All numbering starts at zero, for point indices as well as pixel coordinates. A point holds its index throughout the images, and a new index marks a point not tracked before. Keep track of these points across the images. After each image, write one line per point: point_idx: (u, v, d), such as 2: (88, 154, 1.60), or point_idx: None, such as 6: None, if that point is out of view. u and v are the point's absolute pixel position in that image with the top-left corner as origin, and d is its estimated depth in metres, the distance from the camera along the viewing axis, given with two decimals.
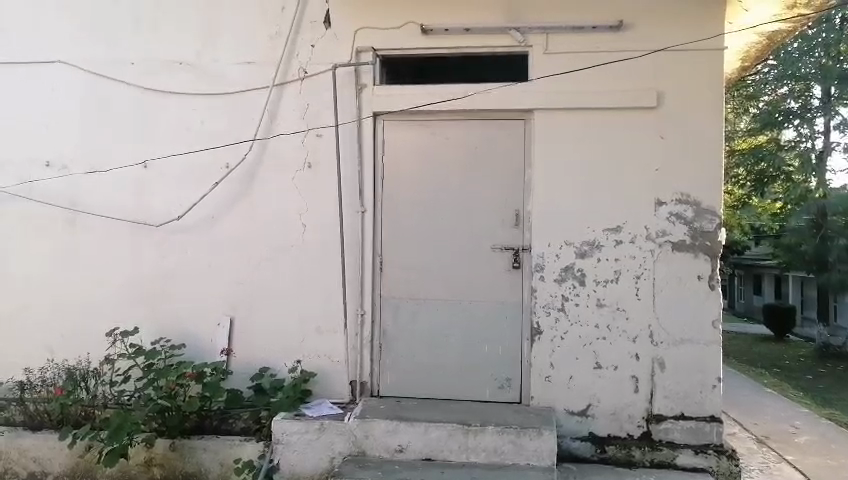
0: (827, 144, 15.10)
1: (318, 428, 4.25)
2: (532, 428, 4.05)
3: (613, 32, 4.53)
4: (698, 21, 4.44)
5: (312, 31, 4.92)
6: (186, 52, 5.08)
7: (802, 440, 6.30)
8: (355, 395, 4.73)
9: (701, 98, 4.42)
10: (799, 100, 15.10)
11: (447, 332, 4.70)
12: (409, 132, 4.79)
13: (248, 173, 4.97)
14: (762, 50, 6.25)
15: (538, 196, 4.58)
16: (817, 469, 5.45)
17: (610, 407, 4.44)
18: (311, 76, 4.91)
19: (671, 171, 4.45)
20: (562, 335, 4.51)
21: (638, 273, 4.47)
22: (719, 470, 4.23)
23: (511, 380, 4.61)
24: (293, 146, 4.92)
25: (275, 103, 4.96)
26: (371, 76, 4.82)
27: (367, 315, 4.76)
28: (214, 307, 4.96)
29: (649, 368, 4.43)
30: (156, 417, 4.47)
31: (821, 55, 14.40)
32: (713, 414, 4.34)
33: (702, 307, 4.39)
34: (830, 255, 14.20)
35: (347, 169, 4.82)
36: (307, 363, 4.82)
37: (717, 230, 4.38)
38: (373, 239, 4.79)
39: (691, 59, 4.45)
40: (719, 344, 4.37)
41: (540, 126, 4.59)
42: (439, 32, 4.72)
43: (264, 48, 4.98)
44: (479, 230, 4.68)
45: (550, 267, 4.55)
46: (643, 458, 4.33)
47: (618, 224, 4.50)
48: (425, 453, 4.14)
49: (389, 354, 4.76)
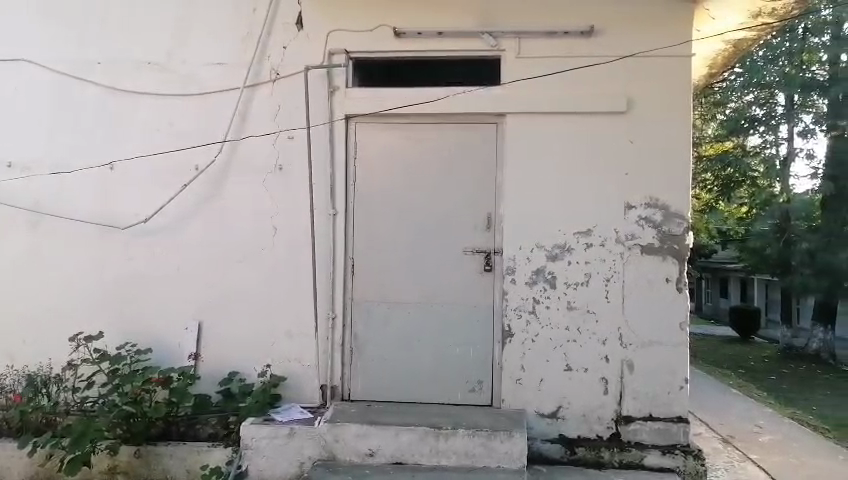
0: (791, 150, 15.50)
1: (287, 433, 4.20)
2: (503, 431, 4.05)
3: (585, 37, 4.58)
4: (668, 27, 4.52)
5: (284, 32, 4.88)
6: (155, 52, 5.00)
7: (766, 439, 6.44)
8: (326, 399, 4.69)
9: (669, 103, 4.49)
10: (764, 106, 15.56)
11: (418, 335, 4.68)
12: (381, 134, 4.77)
13: (217, 175, 4.90)
14: (729, 58, 6.39)
15: (510, 199, 4.60)
16: (781, 468, 5.59)
17: (580, 409, 4.47)
18: (283, 77, 4.86)
19: (641, 175, 4.51)
20: (533, 337, 4.53)
21: (608, 276, 4.52)
22: (686, 469, 4.29)
23: (482, 383, 4.62)
24: (264, 148, 4.87)
25: (246, 105, 4.90)
26: (343, 78, 4.79)
27: (338, 319, 4.72)
28: (183, 311, 4.87)
29: (618, 370, 4.47)
30: (120, 423, 4.34)
31: (785, 63, 14.93)
32: (680, 415, 4.39)
33: (669, 309, 4.45)
34: (794, 259, 14.57)
35: (319, 172, 4.79)
36: (277, 368, 4.76)
37: (685, 234, 4.45)
38: (344, 243, 4.76)
39: (661, 65, 4.52)
40: (687, 346, 4.43)
41: (512, 130, 4.61)
42: (411, 35, 4.72)
43: (236, 49, 4.92)
44: (451, 233, 4.68)
45: (521, 270, 4.57)
46: (612, 459, 4.37)
47: (588, 227, 4.55)
48: (395, 457, 4.11)
49: (360, 358, 4.72)
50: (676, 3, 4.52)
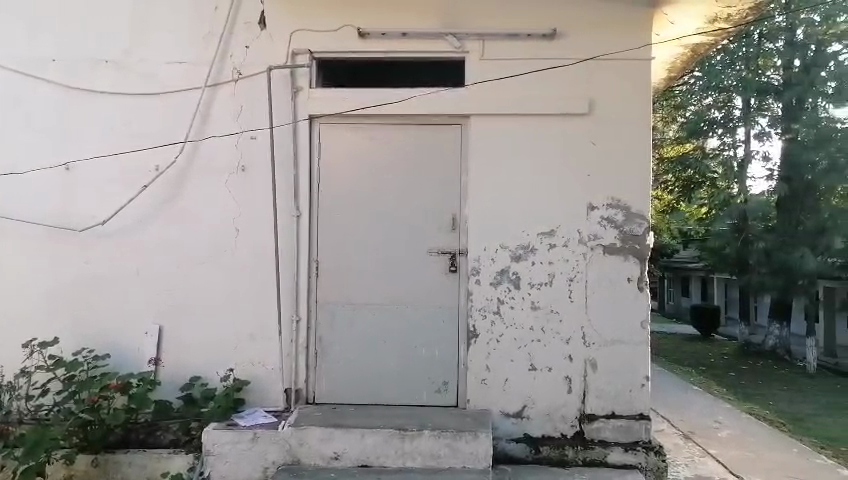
0: (749, 152, 15.93)
1: (251, 437, 4.14)
2: (468, 431, 4.06)
3: (548, 40, 4.63)
4: (628, 31, 4.60)
5: (247, 31, 4.82)
6: (114, 50, 4.88)
7: (725, 435, 6.61)
8: (290, 402, 4.63)
9: (630, 106, 4.57)
10: (723, 110, 15.88)
11: (384, 337, 4.66)
12: (345, 134, 4.74)
13: (177, 176, 4.81)
14: (686, 62, 6.55)
15: (474, 200, 4.62)
16: (739, 462, 5.74)
17: (545, 408, 4.51)
18: (245, 77, 4.80)
19: (603, 177, 4.58)
20: (498, 337, 4.56)
21: (571, 276, 4.57)
22: (648, 465, 4.39)
23: (448, 384, 4.62)
24: (226, 149, 4.79)
25: (207, 105, 4.82)
26: (307, 79, 4.75)
27: (302, 321, 4.68)
28: (142, 315, 4.76)
29: (581, 369, 4.52)
30: (77, 431, 4.26)
31: (742, 68, 15.55)
32: (642, 412, 4.47)
33: (631, 308, 4.52)
34: (751, 258, 14.99)
35: (282, 172, 4.74)
36: (240, 371, 4.69)
37: (645, 234, 4.54)
38: (308, 244, 4.72)
39: (620, 68, 4.59)
40: (648, 344, 4.50)
41: (476, 131, 4.63)
42: (375, 36, 4.71)
43: (197, 48, 4.84)
44: (416, 234, 4.67)
45: (486, 270, 4.59)
46: (576, 457, 4.43)
47: (552, 228, 4.60)
48: (361, 460, 4.09)
49: (325, 360, 4.68)
50: (636, 7, 4.60)
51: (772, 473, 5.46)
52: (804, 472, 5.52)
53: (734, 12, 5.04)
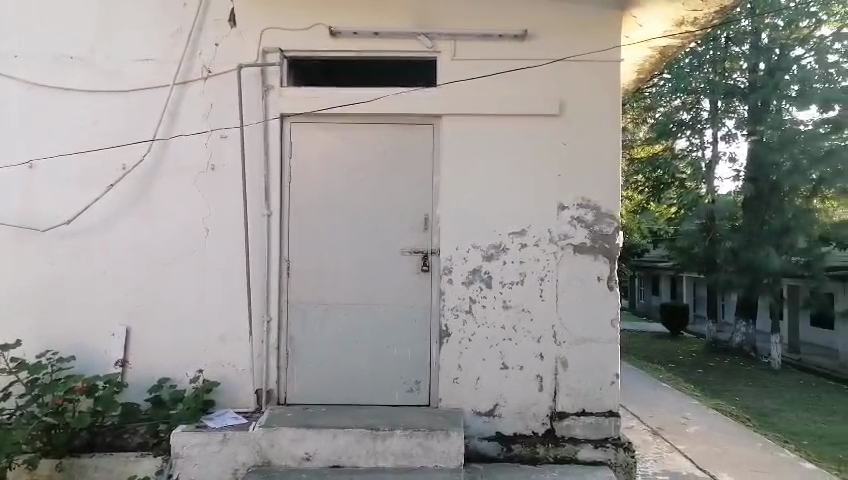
0: (716, 153, 16.26)
1: (221, 439, 4.10)
2: (440, 430, 4.07)
3: (519, 41, 4.67)
4: (598, 33, 4.65)
5: (216, 29, 4.76)
6: (79, 47, 4.79)
7: (692, 430, 6.75)
8: (261, 403, 4.60)
9: (600, 106, 4.62)
10: (690, 111, 16.33)
11: (356, 337, 4.65)
12: (316, 133, 4.71)
13: (144, 175, 4.73)
14: (655, 64, 6.65)
15: (446, 200, 4.63)
16: (706, 457, 5.86)
17: (516, 406, 4.55)
18: (215, 75, 4.74)
19: (573, 177, 4.63)
20: (469, 336, 4.58)
21: (542, 275, 4.61)
22: (617, 462, 4.44)
23: (420, 383, 4.63)
24: (195, 148, 4.73)
25: (176, 103, 4.75)
26: (278, 77, 4.71)
27: (273, 321, 4.64)
28: (109, 317, 4.68)
29: (552, 368, 4.57)
30: (41, 435, 4.16)
31: (709, 70, 16.02)
32: (612, 409, 4.53)
33: (600, 307, 4.58)
34: (719, 258, 15.41)
35: (253, 172, 4.69)
36: (210, 372, 4.64)
37: (614, 233, 4.60)
38: (280, 244, 4.68)
39: (589, 70, 4.64)
40: (617, 342, 4.56)
41: (448, 131, 4.64)
42: (347, 35, 4.69)
43: (165, 45, 4.77)
44: (388, 233, 4.66)
45: (457, 270, 4.61)
46: (547, 454, 4.46)
47: (523, 227, 4.63)
48: (332, 460, 4.07)
49: (297, 361, 4.65)
50: (606, 10, 4.66)
51: (737, 467, 5.59)
52: (768, 465, 5.66)
53: (700, 15, 5.13)
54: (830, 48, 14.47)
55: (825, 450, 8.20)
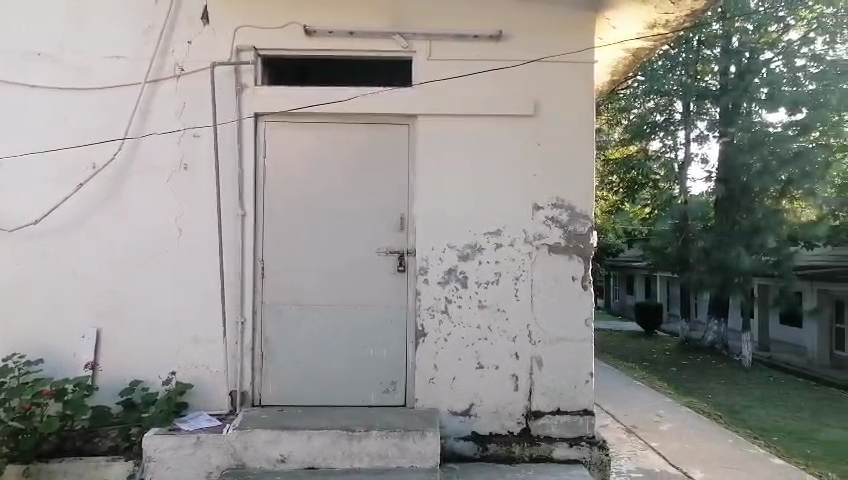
0: (688, 155, 16.52)
1: (194, 442, 4.05)
2: (416, 430, 4.07)
3: (494, 41, 4.68)
4: (572, 34, 4.69)
5: (189, 26, 4.70)
6: (47, 43, 4.70)
7: (665, 428, 6.85)
8: (235, 405, 4.55)
9: (574, 107, 4.66)
10: (664, 113, 16.69)
11: (332, 337, 4.62)
12: (291, 133, 4.68)
13: (116, 175, 4.65)
14: (628, 66, 6.73)
15: (422, 200, 4.63)
16: (679, 453, 5.95)
17: (492, 406, 4.56)
18: (189, 73, 4.68)
19: (547, 177, 4.66)
20: (445, 336, 4.59)
21: (517, 275, 4.63)
22: (591, 460, 4.49)
23: (396, 384, 4.62)
24: (168, 147, 4.66)
25: (148, 101, 4.68)
26: (252, 76, 4.67)
27: (248, 322, 4.59)
28: (79, 318, 4.59)
29: (528, 367, 4.59)
30: (8, 440, 4.05)
31: (682, 73, 16.24)
32: (586, 407, 4.57)
33: (575, 306, 4.62)
34: (692, 257, 15.67)
35: (227, 171, 4.64)
36: (183, 374, 4.58)
37: (588, 233, 4.64)
38: (254, 244, 4.64)
39: (564, 71, 4.68)
40: (591, 341, 4.61)
41: (423, 131, 4.64)
42: (322, 34, 4.66)
43: (136, 42, 4.70)
44: (364, 233, 4.65)
45: (433, 270, 4.61)
46: (522, 453, 4.49)
47: (498, 227, 4.65)
48: (307, 462, 4.04)
49: (272, 362, 4.61)
50: (580, 11, 4.70)
51: (709, 463, 5.69)
52: (738, 461, 5.76)
53: (672, 18, 5.22)
54: (798, 52, 14.79)
55: (793, 446, 8.38)
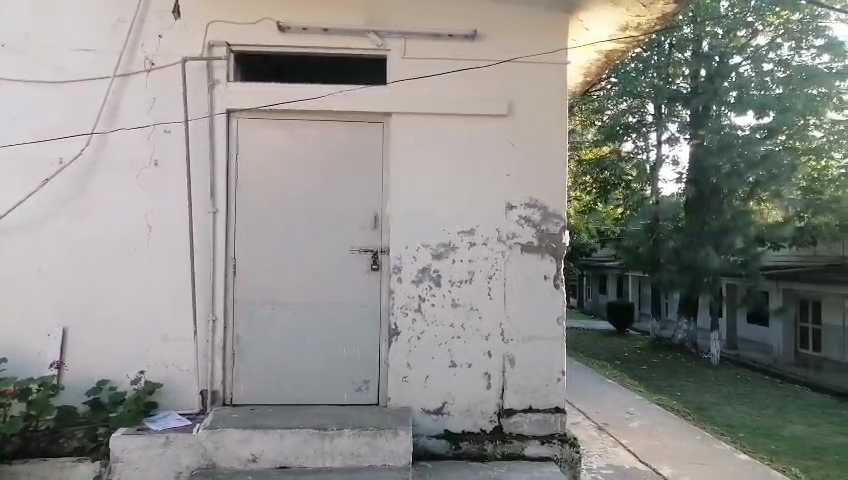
0: (660, 156, 16.79)
1: (163, 442, 4.00)
2: (389, 429, 4.07)
3: (469, 41, 4.70)
4: (547, 35, 4.73)
5: (160, 20, 4.63)
6: (13, 35, 4.60)
7: (635, 425, 6.96)
8: (206, 405, 4.50)
9: (547, 107, 4.70)
10: (636, 115, 16.94)
11: (304, 336, 4.59)
12: (264, 130, 4.64)
13: (83, 171, 4.56)
14: (601, 68, 6.82)
15: (396, 198, 4.63)
16: (648, 450, 6.05)
17: (465, 404, 4.58)
18: (159, 68, 4.61)
19: (520, 177, 4.69)
20: (419, 335, 4.59)
21: (491, 273, 4.66)
22: (562, 457, 4.54)
23: (368, 382, 4.61)
24: (137, 143, 4.59)
25: (117, 95, 4.60)
26: (224, 71, 4.61)
27: (219, 321, 4.54)
28: (44, 317, 4.50)
29: (500, 365, 4.62)
30: None
31: (654, 76, 16.47)
32: (558, 405, 4.61)
33: (547, 305, 4.66)
34: (662, 257, 15.92)
35: (198, 168, 4.58)
36: (153, 374, 4.51)
37: (560, 233, 4.69)
38: (226, 242, 4.59)
39: (538, 71, 4.72)
40: (563, 340, 4.65)
41: (398, 130, 4.64)
42: (296, 31, 4.63)
43: (105, 35, 4.61)
44: (337, 232, 4.62)
45: (407, 268, 4.61)
46: (495, 451, 4.52)
47: (472, 226, 4.67)
48: (279, 461, 4.01)
49: (244, 361, 4.57)
50: (553, 12, 4.74)
51: (677, 459, 5.80)
52: (706, 457, 5.88)
53: (643, 21, 5.29)
54: (766, 57, 15.15)
55: (759, 442, 8.58)
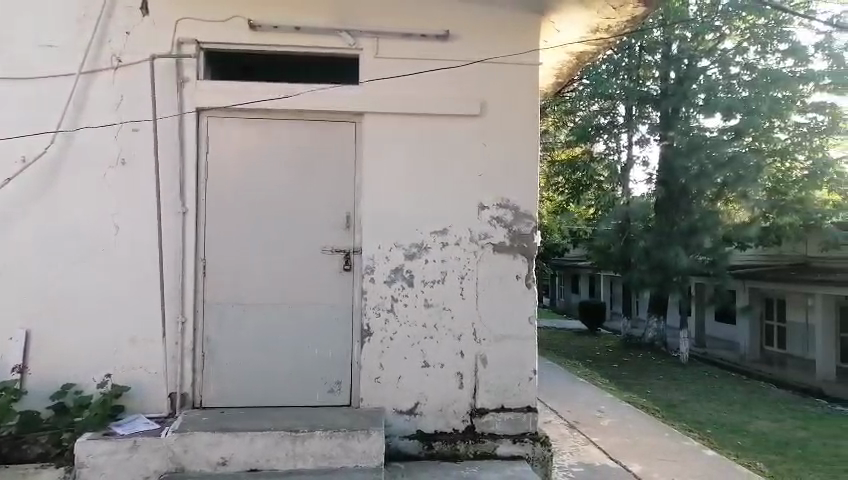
0: (630, 157, 17.03)
1: (130, 446, 3.92)
2: (360, 430, 4.05)
3: (441, 41, 4.71)
4: (518, 35, 4.76)
5: (128, 16, 4.54)
6: None
7: (606, 423, 7.04)
8: (175, 407, 4.43)
9: (519, 107, 4.73)
10: (607, 116, 17.19)
11: (275, 337, 4.55)
12: (234, 129, 4.58)
13: (48, 170, 4.45)
14: (573, 70, 6.89)
15: (369, 198, 4.61)
16: (619, 447, 6.12)
17: (437, 404, 4.58)
18: (127, 65, 4.52)
19: (493, 177, 4.71)
20: (391, 335, 4.58)
21: (463, 273, 4.67)
22: (534, 456, 4.58)
23: (340, 384, 4.59)
24: (103, 141, 4.50)
25: (83, 92, 4.50)
26: (194, 70, 4.55)
27: (188, 322, 4.48)
28: (6, 319, 4.38)
29: (472, 365, 4.63)
30: None
31: (625, 77, 16.77)
32: (529, 405, 4.64)
33: (518, 305, 4.69)
34: (633, 256, 16.15)
35: (166, 167, 4.51)
36: (119, 376, 4.43)
37: (532, 233, 4.73)
38: (195, 242, 4.52)
39: (509, 72, 4.74)
40: (534, 339, 4.68)
41: (369, 130, 4.63)
42: (266, 29, 4.58)
43: (71, 31, 4.52)
44: (309, 232, 4.59)
45: (379, 268, 4.60)
46: (467, 451, 4.53)
47: (445, 226, 4.68)
48: (250, 464, 3.96)
49: (213, 363, 4.51)
50: (525, 13, 4.77)
51: (646, 456, 5.88)
52: (675, 453, 5.98)
53: (613, 23, 5.34)
54: (733, 60, 15.46)
55: (726, 438, 8.74)
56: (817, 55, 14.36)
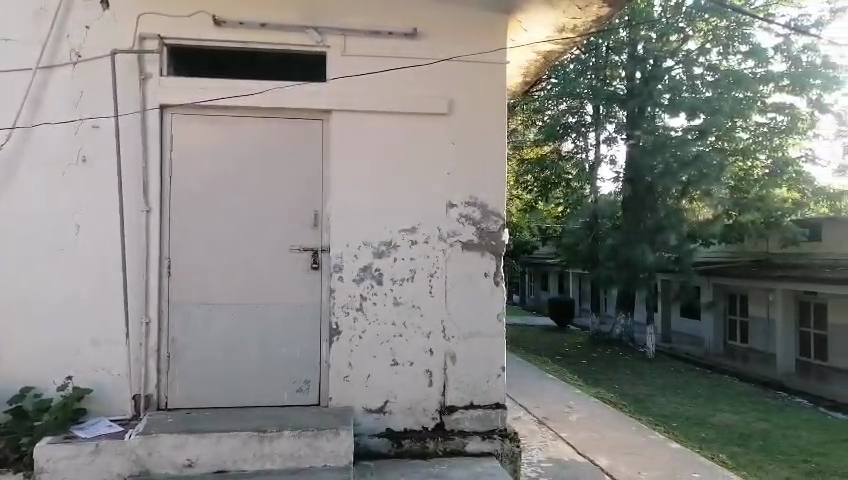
0: (598, 156, 17.24)
1: (93, 449, 3.84)
2: (329, 429, 4.03)
3: (408, 39, 4.70)
4: (486, 34, 4.77)
5: (88, 10, 4.44)
6: None
7: (574, 418, 7.13)
8: (140, 409, 4.35)
9: (486, 106, 4.75)
10: (575, 115, 17.45)
11: (242, 337, 4.49)
12: (199, 126, 4.51)
13: (3, 167, 4.33)
14: (540, 69, 6.96)
15: (337, 197, 4.58)
16: (586, 442, 6.20)
17: (406, 402, 4.58)
18: (87, 60, 4.42)
19: (461, 176, 4.73)
20: (360, 334, 4.56)
21: (431, 271, 4.68)
22: (502, 452, 4.61)
23: (309, 383, 4.55)
24: (63, 137, 4.39)
25: (40, 88, 4.39)
26: (157, 65, 4.46)
27: (153, 323, 4.39)
28: None
29: (441, 363, 4.64)
30: None
31: (592, 76, 16.94)
32: (498, 401, 4.68)
33: (487, 302, 4.71)
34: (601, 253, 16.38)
35: (129, 165, 4.41)
36: (81, 379, 4.33)
37: (500, 231, 4.75)
38: (159, 242, 4.44)
39: (477, 70, 4.75)
40: (503, 337, 4.72)
41: (337, 127, 4.60)
42: (232, 25, 4.53)
43: (28, 26, 4.40)
44: (276, 230, 4.54)
45: (348, 267, 4.58)
46: (436, 448, 4.53)
47: (413, 225, 4.68)
48: (216, 465, 3.91)
49: (179, 364, 4.44)
50: (492, 11, 4.78)
51: (613, 451, 5.96)
52: (641, 447, 6.08)
53: (580, 23, 5.41)
54: (697, 61, 15.79)
55: (691, 431, 8.92)
56: (776, 56, 14.74)
